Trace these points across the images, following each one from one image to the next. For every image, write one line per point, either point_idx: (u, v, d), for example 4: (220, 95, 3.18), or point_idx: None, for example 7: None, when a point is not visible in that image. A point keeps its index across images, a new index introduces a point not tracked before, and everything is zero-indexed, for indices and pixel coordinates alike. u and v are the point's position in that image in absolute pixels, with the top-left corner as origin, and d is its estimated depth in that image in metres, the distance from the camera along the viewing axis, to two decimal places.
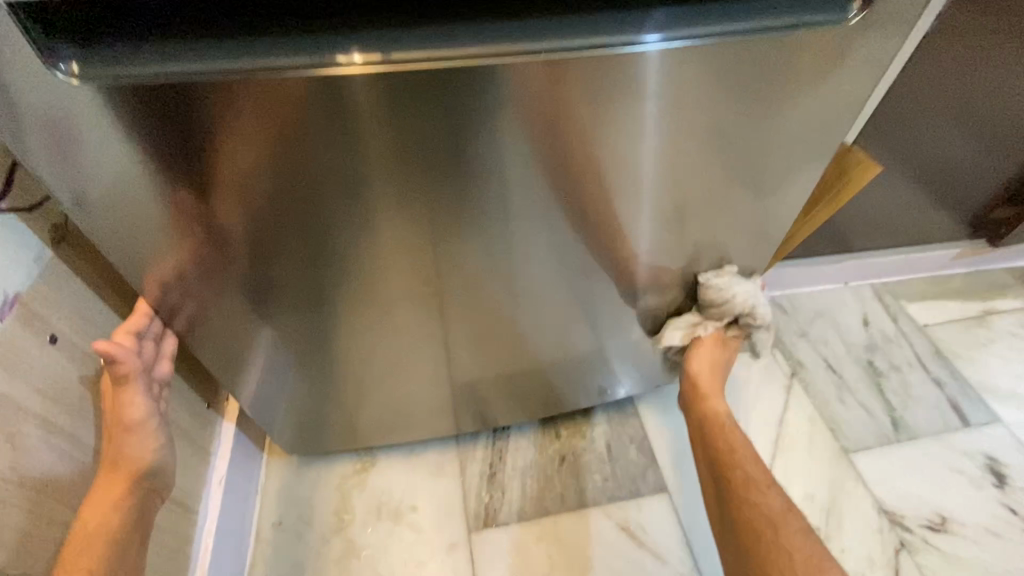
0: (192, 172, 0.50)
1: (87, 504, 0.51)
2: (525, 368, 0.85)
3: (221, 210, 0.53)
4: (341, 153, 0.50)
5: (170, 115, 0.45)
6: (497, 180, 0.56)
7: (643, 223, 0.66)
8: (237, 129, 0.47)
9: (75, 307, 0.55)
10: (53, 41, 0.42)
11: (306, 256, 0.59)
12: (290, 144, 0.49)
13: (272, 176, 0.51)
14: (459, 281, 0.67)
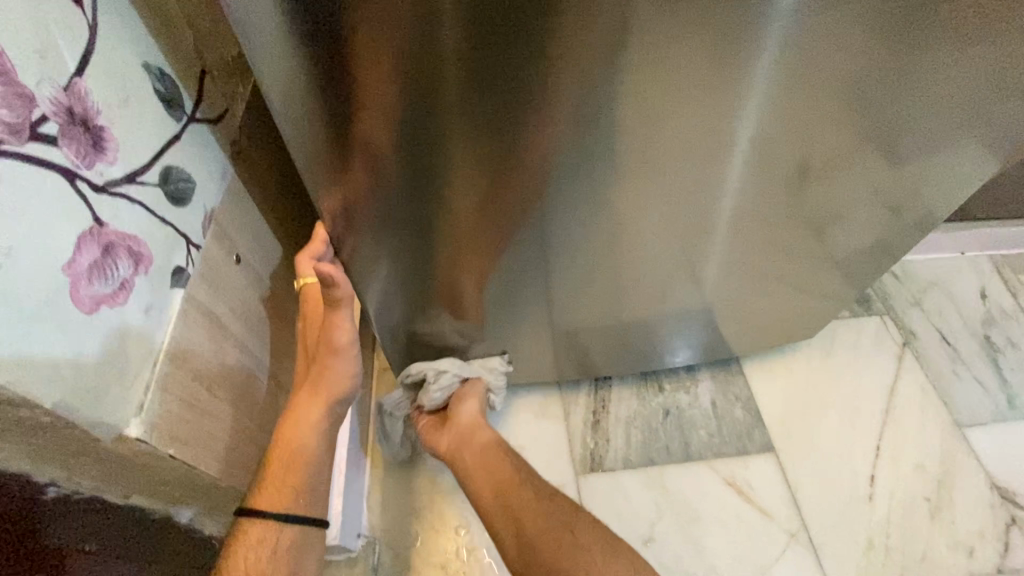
0: (344, 96, 0.44)
1: (286, 421, 0.53)
2: (647, 318, 0.83)
3: (372, 139, 0.48)
4: (503, 67, 0.43)
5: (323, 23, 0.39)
6: (676, 119, 0.51)
7: (810, 176, 0.62)
8: (393, 41, 0.40)
9: (250, 227, 0.53)
10: None
11: (436, 196, 0.54)
12: (450, 59, 0.42)
13: (429, 99, 0.45)
14: (611, 227, 0.63)
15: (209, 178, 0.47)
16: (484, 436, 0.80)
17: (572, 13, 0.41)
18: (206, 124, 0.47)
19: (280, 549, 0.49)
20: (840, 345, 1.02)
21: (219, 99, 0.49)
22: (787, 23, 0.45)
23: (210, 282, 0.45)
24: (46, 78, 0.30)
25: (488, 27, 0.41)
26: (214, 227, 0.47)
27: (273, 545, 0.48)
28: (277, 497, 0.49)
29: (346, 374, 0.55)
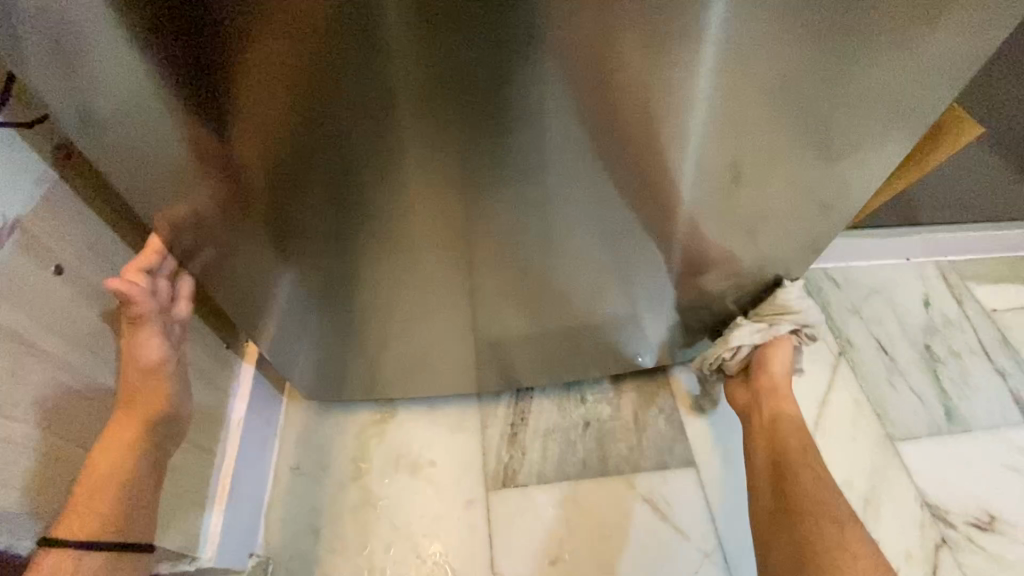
0: (211, 103, 0.44)
1: (101, 442, 0.50)
2: (558, 329, 0.81)
3: (242, 148, 0.48)
4: (375, 88, 0.44)
5: (190, 32, 0.40)
6: (534, 125, 0.49)
7: (697, 184, 0.59)
8: (262, 55, 0.41)
9: (83, 236, 0.51)
10: None
11: (323, 191, 0.53)
12: (321, 76, 0.43)
13: (301, 113, 0.46)
14: (488, 235, 0.61)
15: (14, 185, 0.44)
16: (785, 409, 0.78)
17: (443, 38, 0.42)
18: (13, 128, 0.44)
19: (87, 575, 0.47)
20: None
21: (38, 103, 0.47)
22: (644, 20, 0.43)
23: (7, 296, 0.43)
24: None
25: (356, 49, 0.42)
26: (20, 237, 0.44)
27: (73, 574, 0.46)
28: (83, 521, 0.47)
29: (163, 390, 0.54)
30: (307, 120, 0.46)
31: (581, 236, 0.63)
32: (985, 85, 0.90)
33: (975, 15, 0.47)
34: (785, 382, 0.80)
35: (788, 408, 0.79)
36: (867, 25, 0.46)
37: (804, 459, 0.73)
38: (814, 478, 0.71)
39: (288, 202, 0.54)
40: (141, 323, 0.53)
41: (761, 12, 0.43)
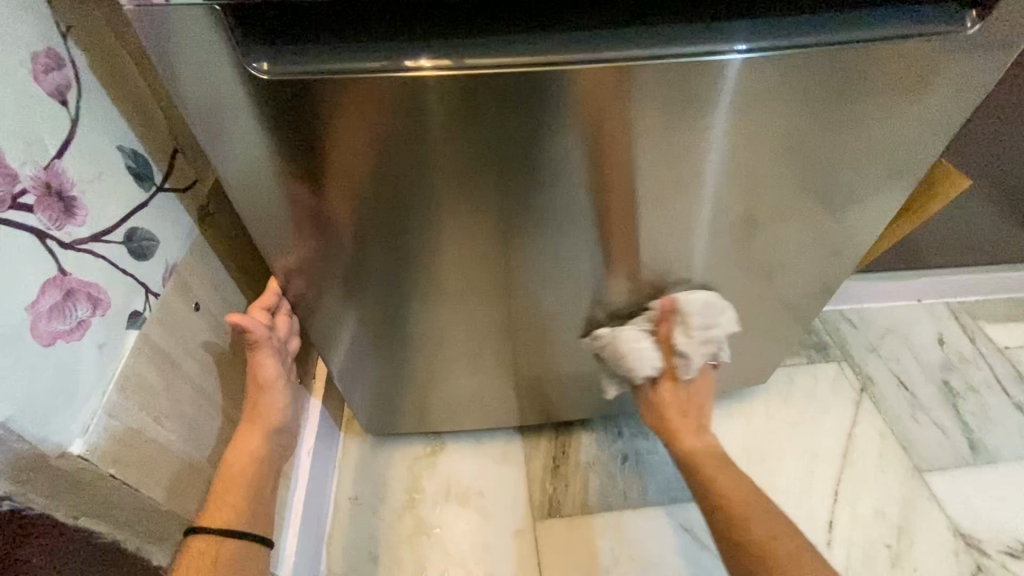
0: (308, 170, 0.54)
1: (231, 450, 0.57)
2: (596, 366, 0.88)
3: (332, 205, 0.58)
4: (435, 155, 0.54)
5: (290, 117, 0.50)
6: (587, 182, 0.59)
7: (724, 231, 0.68)
8: (340, 132, 0.51)
9: (214, 280, 0.61)
10: (248, 41, 0.46)
11: (387, 240, 0.62)
12: (390, 148, 0.53)
13: (372, 178, 0.55)
14: (540, 277, 0.70)
15: (175, 237, 0.55)
16: (692, 447, 0.78)
17: (489, 114, 0.51)
18: (174, 193, 0.55)
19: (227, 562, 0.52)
20: (798, 391, 1.05)
21: (188, 171, 0.58)
22: (679, 99, 0.53)
23: (166, 324, 0.52)
24: (30, 160, 0.39)
25: (416, 126, 0.51)
26: (175, 278, 0.54)
27: (212, 559, 0.51)
28: (220, 514, 0.53)
29: (277, 404, 0.60)
30: (378, 182, 0.56)
31: (623, 277, 0.72)
32: None
33: (953, 86, 0.56)
34: (695, 420, 0.79)
35: (697, 445, 0.78)
36: (860, 96, 0.56)
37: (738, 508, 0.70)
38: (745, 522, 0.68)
39: (361, 248, 0.63)
40: (255, 346, 0.58)
41: (769, 86, 0.53)
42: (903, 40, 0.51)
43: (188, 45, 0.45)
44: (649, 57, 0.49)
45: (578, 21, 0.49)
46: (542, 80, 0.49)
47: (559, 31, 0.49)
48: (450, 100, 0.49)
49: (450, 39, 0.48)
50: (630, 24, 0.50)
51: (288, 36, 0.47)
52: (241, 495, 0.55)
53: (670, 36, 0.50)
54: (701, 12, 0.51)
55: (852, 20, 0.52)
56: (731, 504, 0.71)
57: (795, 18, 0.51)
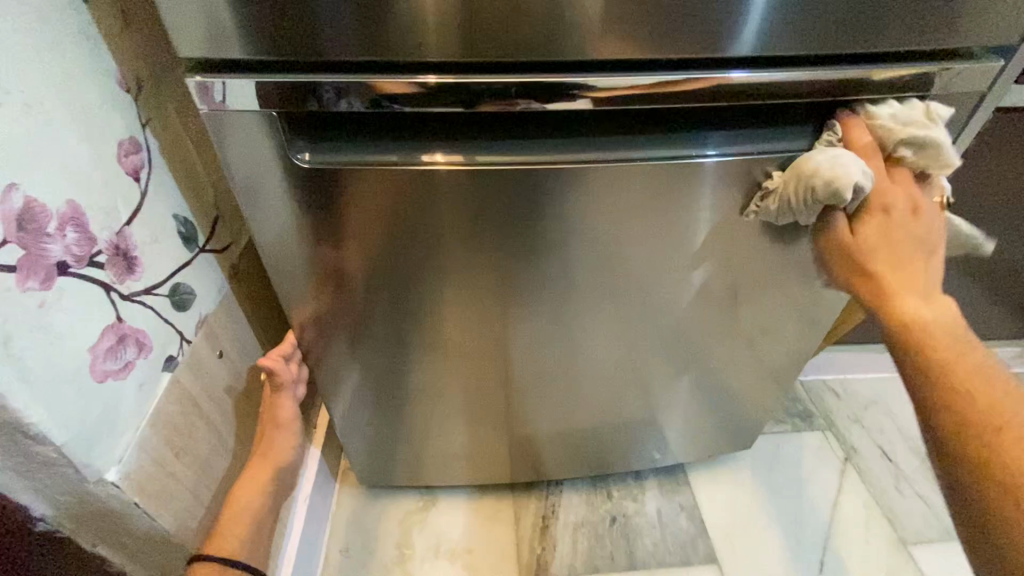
0: (330, 234, 0.62)
1: (242, 483, 0.63)
2: (585, 425, 0.93)
3: (348, 264, 0.65)
4: (441, 225, 0.62)
5: (320, 192, 0.59)
6: (576, 254, 0.66)
7: (698, 302, 0.75)
8: (360, 205, 0.59)
9: (239, 332, 0.68)
10: (293, 137, 0.57)
11: (395, 297, 0.69)
12: (401, 217, 0.61)
13: (385, 241, 0.63)
14: (530, 337, 0.76)
15: (209, 291, 0.62)
16: (909, 309, 0.46)
17: (492, 198, 0.60)
18: (214, 253, 0.63)
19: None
20: (784, 458, 1.08)
21: (224, 234, 0.66)
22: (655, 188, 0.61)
23: (194, 368, 0.59)
24: (107, 226, 0.47)
25: (426, 203, 0.60)
26: (206, 327, 0.62)
27: None
28: (228, 541, 0.60)
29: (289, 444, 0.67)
30: (387, 254, 0.64)
31: (607, 341, 0.78)
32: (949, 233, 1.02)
33: None
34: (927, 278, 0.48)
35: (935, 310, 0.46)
36: None
37: (967, 361, 0.43)
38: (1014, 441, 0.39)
39: (369, 312, 0.71)
40: (280, 389, 0.66)
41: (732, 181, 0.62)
42: None
43: (243, 137, 0.55)
44: (622, 159, 0.59)
45: (566, 129, 0.59)
46: (538, 175, 0.58)
47: (552, 134, 0.59)
48: (459, 188, 0.58)
49: (459, 139, 0.58)
50: (612, 130, 0.59)
51: (318, 131, 0.57)
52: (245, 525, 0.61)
53: (643, 142, 0.60)
54: (672, 121, 0.60)
55: (802, 131, 0.61)
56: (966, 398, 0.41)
57: (755, 126, 0.61)
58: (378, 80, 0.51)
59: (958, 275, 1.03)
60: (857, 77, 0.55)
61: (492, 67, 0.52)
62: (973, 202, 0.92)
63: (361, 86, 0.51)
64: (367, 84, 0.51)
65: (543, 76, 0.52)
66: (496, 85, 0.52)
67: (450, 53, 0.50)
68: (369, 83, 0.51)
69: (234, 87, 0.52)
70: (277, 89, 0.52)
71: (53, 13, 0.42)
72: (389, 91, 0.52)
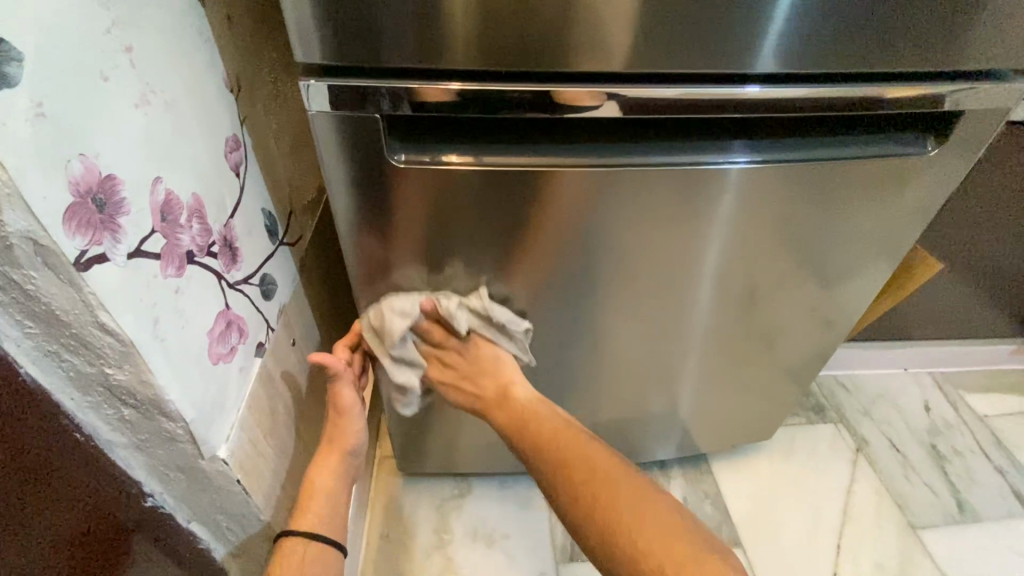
0: (375, 220, 0.65)
1: (313, 466, 0.69)
2: (616, 414, 0.97)
3: (394, 249, 0.68)
4: (477, 212, 0.64)
5: (368, 183, 0.61)
6: (628, 250, 0.70)
7: (741, 295, 0.80)
8: (402, 196, 0.62)
9: (306, 322, 0.71)
10: (392, 141, 0.60)
11: (435, 282, 0.72)
12: (442, 207, 0.63)
13: (428, 227, 0.65)
14: (574, 328, 0.80)
15: (286, 283, 0.65)
16: (497, 418, 0.78)
17: (556, 198, 0.63)
18: (289, 246, 0.67)
19: (310, 560, 0.63)
20: (799, 449, 1.14)
21: (297, 230, 0.69)
22: (707, 189, 0.65)
23: (276, 355, 0.62)
24: (219, 219, 0.50)
25: (465, 194, 0.62)
26: (283, 316, 0.65)
27: (300, 557, 0.62)
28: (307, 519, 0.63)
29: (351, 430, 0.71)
30: (430, 244, 0.67)
31: (646, 334, 0.83)
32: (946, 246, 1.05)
33: (926, 189, 0.71)
34: (489, 361, 0.79)
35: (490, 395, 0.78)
36: (853, 191, 0.69)
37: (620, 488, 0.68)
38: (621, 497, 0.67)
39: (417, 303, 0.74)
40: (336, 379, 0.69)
41: (782, 183, 0.66)
42: (883, 158, 0.66)
43: (324, 138, 0.58)
44: (662, 165, 0.63)
45: (615, 136, 0.64)
46: (603, 177, 0.62)
47: (616, 140, 0.64)
48: (530, 188, 0.62)
49: (531, 142, 0.62)
50: (666, 137, 0.64)
51: (417, 135, 0.61)
52: (320, 503, 0.67)
53: (696, 149, 0.64)
54: (720, 131, 0.65)
55: (832, 143, 0.67)
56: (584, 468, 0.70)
57: (789, 138, 0.66)
58: (417, 87, 0.55)
59: (962, 276, 1.09)
60: (879, 93, 0.60)
61: (529, 78, 0.56)
62: (980, 208, 0.98)
63: (406, 90, 0.55)
64: (410, 91, 0.55)
65: (604, 87, 0.56)
66: (523, 95, 0.56)
67: (477, 64, 0.53)
68: (410, 90, 0.55)
69: (315, 91, 0.55)
70: (337, 95, 0.55)
71: (180, 17, 0.45)
72: (427, 98, 0.56)
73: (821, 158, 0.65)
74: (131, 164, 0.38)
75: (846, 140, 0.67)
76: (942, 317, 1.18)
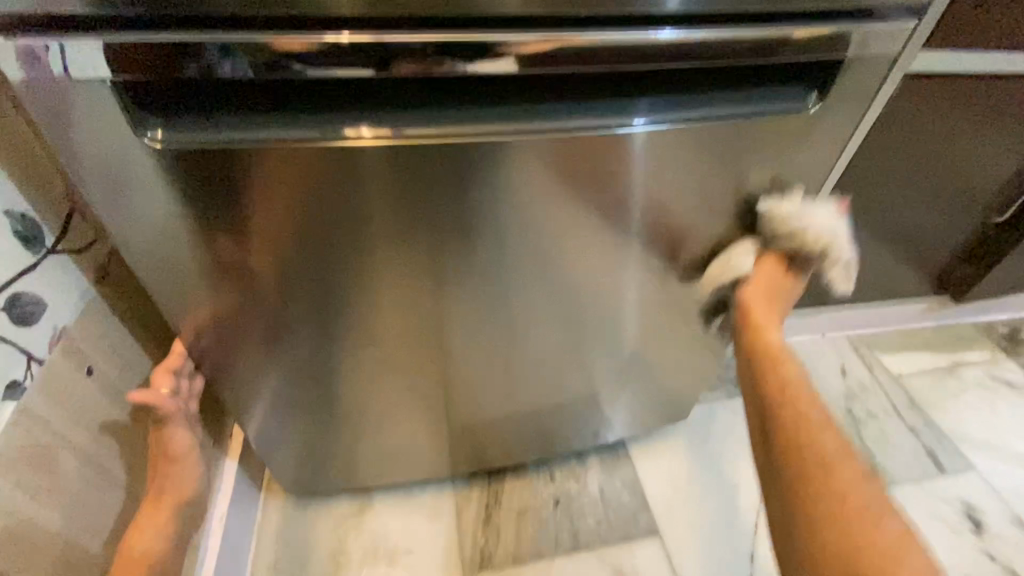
0: (228, 222, 0.54)
1: (136, 531, 0.60)
2: (519, 411, 0.89)
3: (254, 256, 0.57)
4: (353, 203, 0.54)
5: (208, 175, 0.50)
6: (502, 234, 0.61)
7: (643, 276, 0.72)
8: (266, 190, 0.52)
9: (114, 344, 0.60)
10: (145, 113, 0.48)
11: (315, 290, 0.61)
12: (317, 201, 0.53)
13: (299, 227, 0.55)
14: (456, 326, 0.70)
15: (68, 302, 0.53)
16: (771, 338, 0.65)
17: (394, 176, 0.53)
18: (68, 254, 0.53)
19: None
20: (719, 425, 1.10)
21: (89, 231, 0.56)
22: (576, 158, 0.56)
23: (50, 394, 0.51)
24: None
25: (328, 184, 0.52)
26: (65, 342, 0.53)
27: None
28: None
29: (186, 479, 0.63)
30: (293, 247, 0.57)
31: (536, 326, 0.74)
32: (857, 208, 0.99)
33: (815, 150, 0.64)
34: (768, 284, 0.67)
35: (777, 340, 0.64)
36: (745, 152, 0.61)
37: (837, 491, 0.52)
38: (816, 428, 0.57)
39: (284, 318, 0.64)
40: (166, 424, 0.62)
41: (664, 149, 0.58)
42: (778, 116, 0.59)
43: (102, 117, 0.46)
44: (533, 131, 0.53)
45: (462, 100, 0.53)
46: (453, 152, 0.52)
47: (471, 106, 0.53)
48: (368, 170, 0.52)
49: (358, 113, 0.51)
50: (527, 100, 0.54)
51: (208, 108, 0.49)
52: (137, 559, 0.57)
53: (566, 113, 0.55)
54: (592, 92, 0.56)
55: (720, 100, 0.58)
56: (832, 497, 0.52)
57: (675, 96, 0.58)
58: (272, 37, 0.44)
59: (875, 240, 1.05)
60: (775, 37, 0.52)
61: (371, 25, 0.45)
62: (888, 167, 0.92)
63: (246, 45, 0.44)
64: (254, 42, 0.44)
65: (417, 35, 0.45)
66: (414, 44, 0.45)
67: (359, 7, 0.43)
68: (261, 41, 0.44)
69: (80, 47, 0.42)
70: (140, 51, 0.43)
71: None
72: (286, 50, 0.44)
73: (715, 117, 0.57)
74: None
75: (721, 98, 0.58)
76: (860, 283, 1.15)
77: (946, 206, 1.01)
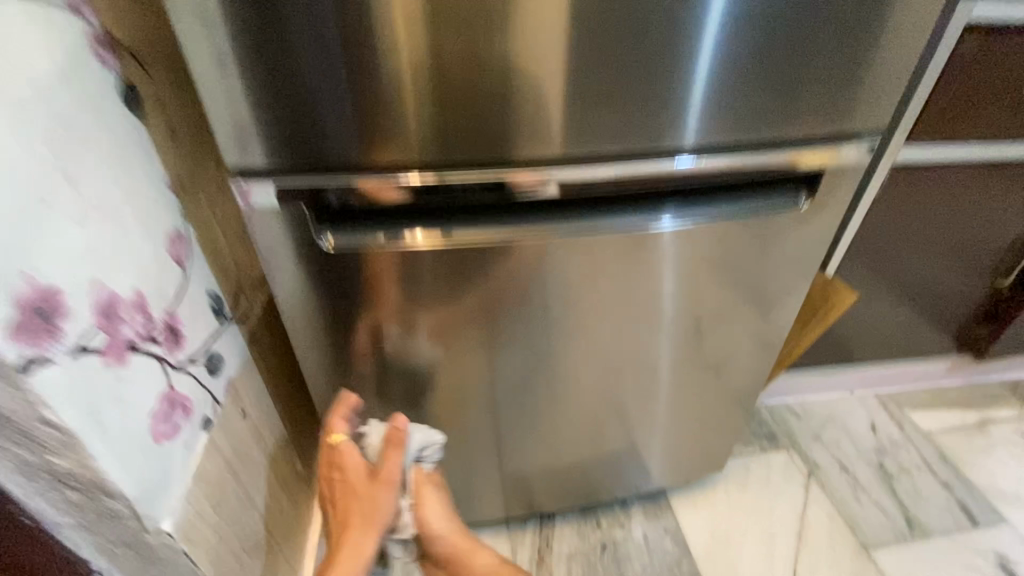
0: (329, 304, 0.71)
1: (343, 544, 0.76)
2: (570, 458, 1.00)
3: (348, 329, 0.73)
4: (438, 286, 0.70)
5: (324, 269, 0.67)
6: (560, 305, 0.76)
7: (677, 338, 0.85)
8: (358, 280, 0.69)
9: (258, 392, 0.76)
10: (321, 224, 0.66)
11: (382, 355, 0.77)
12: (396, 287, 0.70)
13: (383, 305, 0.71)
14: (521, 381, 0.84)
15: (234, 359, 0.70)
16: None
17: (474, 267, 0.70)
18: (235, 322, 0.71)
19: None
20: (753, 478, 1.18)
21: (246, 307, 0.74)
22: (618, 247, 0.72)
23: (225, 430, 0.67)
24: (162, 306, 0.55)
25: (399, 276, 0.69)
26: (233, 390, 0.69)
27: None
28: None
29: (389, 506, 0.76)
30: (400, 320, 0.73)
31: (586, 381, 0.88)
32: (872, 282, 1.09)
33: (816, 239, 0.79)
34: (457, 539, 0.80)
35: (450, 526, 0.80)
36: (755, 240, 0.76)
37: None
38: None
39: (383, 374, 0.80)
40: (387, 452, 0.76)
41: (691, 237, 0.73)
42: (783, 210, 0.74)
43: (266, 230, 0.64)
44: (590, 228, 0.70)
45: (548, 206, 0.70)
46: (528, 244, 0.69)
47: (552, 210, 0.70)
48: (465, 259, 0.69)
49: (468, 219, 0.68)
50: (590, 205, 0.71)
51: (367, 217, 0.67)
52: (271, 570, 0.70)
53: (612, 213, 0.71)
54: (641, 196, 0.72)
55: (739, 198, 0.74)
56: None
57: (703, 197, 0.73)
58: (364, 181, 0.62)
59: (890, 304, 1.15)
60: (779, 155, 0.68)
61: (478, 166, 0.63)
62: (894, 243, 1.04)
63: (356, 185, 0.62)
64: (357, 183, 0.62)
65: (505, 169, 0.63)
66: (467, 182, 0.63)
67: (429, 155, 0.61)
68: (360, 182, 0.62)
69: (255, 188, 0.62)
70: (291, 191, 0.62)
71: (125, 138, 0.52)
72: (377, 189, 0.62)
73: (740, 209, 0.73)
74: (74, 275, 0.44)
75: (739, 195, 0.74)
76: (883, 344, 1.24)
77: (953, 274, 1.12)
